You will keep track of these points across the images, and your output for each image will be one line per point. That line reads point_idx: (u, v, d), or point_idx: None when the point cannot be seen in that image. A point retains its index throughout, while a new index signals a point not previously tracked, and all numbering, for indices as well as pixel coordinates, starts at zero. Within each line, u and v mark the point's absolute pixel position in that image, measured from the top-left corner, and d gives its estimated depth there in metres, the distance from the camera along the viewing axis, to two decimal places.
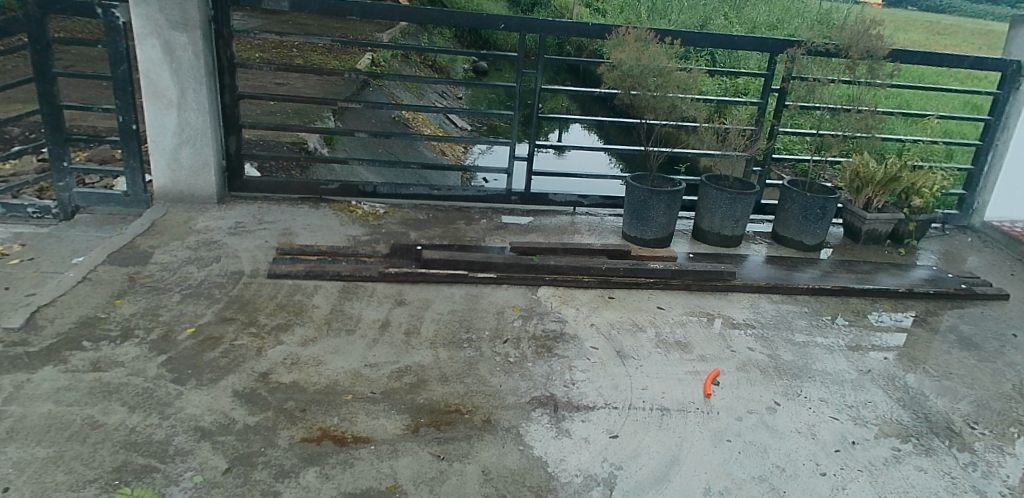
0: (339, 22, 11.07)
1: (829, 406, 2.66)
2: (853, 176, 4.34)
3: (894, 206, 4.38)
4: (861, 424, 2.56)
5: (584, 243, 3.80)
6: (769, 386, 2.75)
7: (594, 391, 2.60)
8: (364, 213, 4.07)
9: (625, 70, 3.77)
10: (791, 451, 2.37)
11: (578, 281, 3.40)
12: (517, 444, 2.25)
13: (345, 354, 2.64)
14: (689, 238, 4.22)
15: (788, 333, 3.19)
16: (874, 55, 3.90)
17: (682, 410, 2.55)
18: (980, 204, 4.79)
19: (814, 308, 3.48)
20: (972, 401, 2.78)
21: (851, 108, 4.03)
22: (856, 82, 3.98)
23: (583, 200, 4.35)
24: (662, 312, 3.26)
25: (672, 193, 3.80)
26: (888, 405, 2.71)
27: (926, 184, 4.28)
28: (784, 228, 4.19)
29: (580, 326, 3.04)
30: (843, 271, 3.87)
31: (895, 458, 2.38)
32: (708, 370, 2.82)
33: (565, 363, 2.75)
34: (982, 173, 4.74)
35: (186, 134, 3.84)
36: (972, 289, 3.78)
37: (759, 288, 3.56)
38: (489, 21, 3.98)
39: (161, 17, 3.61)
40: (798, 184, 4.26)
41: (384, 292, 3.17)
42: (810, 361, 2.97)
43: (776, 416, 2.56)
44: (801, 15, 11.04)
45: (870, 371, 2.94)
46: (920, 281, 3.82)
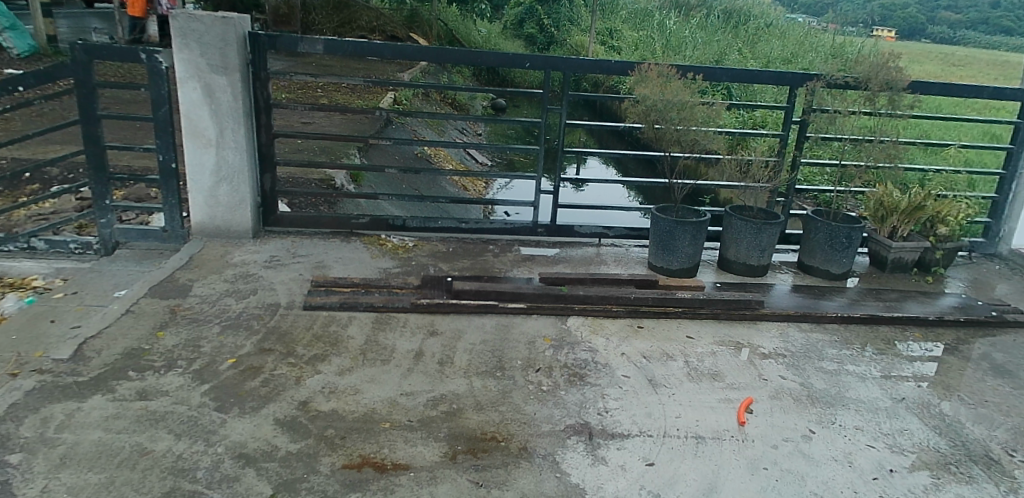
0: (364, 63, 11.44)
1: (864, 434, 2.68)
2: (877, 205, 4.33)
3: (920, 234, 4.37)
4: (899, 452, 2.57)
5: (612, 274, 3.83)
6: (803, 414, 2.76)
7: (627, 419, 2.61)
8: (394, 246, 4.15)
9: (648, 105, 3.84)
10: (828, 479, 2.39)
11: (607, 310, 3.42)
12: (553, 472, 2.27)
13: (380, 384, 2.69)
14: (714, 268, 4.23)
15: (819, 361, 3.19)
16: (894, 87, 3.95)
17: (716, 438, 2.56)
18: (1006, 232, 4.79)
19: (844, 337, 3.47)
20: (1009, 428, 2.78)
21: (873, 139, 4.09)
22: (877, 113, 4.04)
23: (608, 231, 4.36)
24: (691, 341, 3.27)
25: (697, 224, 3.82)
26: (925, 433, 2.70)
27: (951, 212, 4.29)
28: (810, 257, 4.21)
29: (611, 356, 3.05)
30: (871, 300, 3.88)
31: (934, 486, 2.39)
32: (740, 398, 2.83)
33: (597, 391, 2.77)
34: (1006, 202, 4.74)
35: (223, 172, 3.97)
36: (1004, 315, 3.80)
37: (788, 317, 3.57)
38: (515, 59, 4.11)
39: (203, 61, 3.79)
40: (822, 214, 4.27)
41: (416, 322, 3.22)
42: (843, 389, 2.97)
43: (811, 444, 2.58)
44: (815, 49, 11.22)
45: (904, 399, 2.93)
46: (950, 309, 3.83)
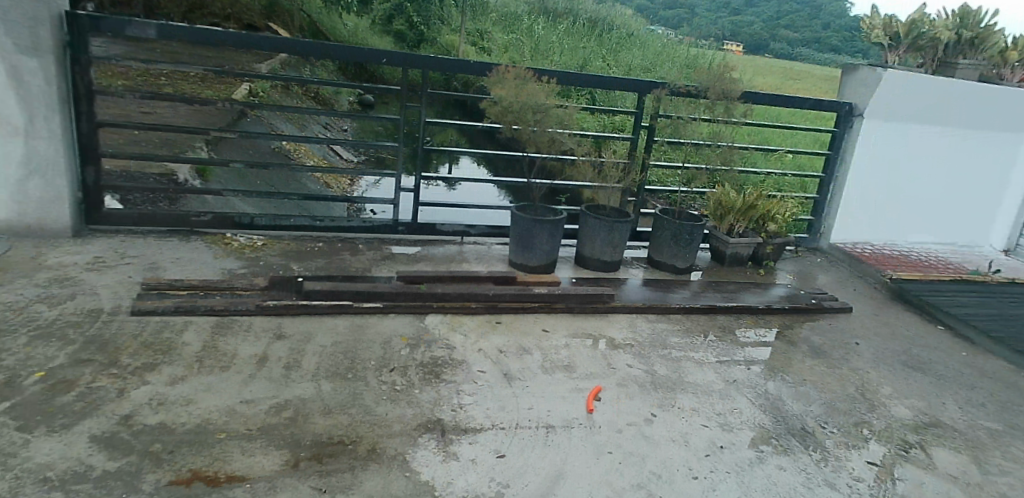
0: (217, 51, 10.69)
1: (700, 415, 2.93)
2: (717, 205, 4.69)
3: (754, 230, 4.75)
4: (729, 430, 2.86)
5: (471, 271, 3.84)
6: (646, 400, 2.95)
7: (481, 414, 2.62)
8: (240, 245, 3.91)
9: (506, 106, 3.89)
10: (666, 459, 2.59)
11: (465, 307, 3.43)
12: (403, 471, 2.23)
13: (218, 392, 2.51)
14: (572, 264, 4.38)
15: (663, 350, 3.41)
16: (730, 96, 4.29)
17: (566, 427, 2.65)
18: (826, 228, 5.46)
19: (686, 326, 3.73)
20: (823, 403, 3.24)
21: (712, 145, 4.45)
22: (716, 120, 4.37)
23: (470, 229, 4.39)
24: (546, 334, 3.35)
25: (554, 223, 3.93)
26: (751, 411, 3.04)
27: (779, 211, 4.71)
28: (658, 253, 4.47)
29: (468, 352, 3.06)
30: (711, 291, 4.20)
31: (759, 458, 2.72)
32: (590, 387, 2.95)
33: (452, 388, 2.76)
34: (826, 201, 5.42)
35: (34, 163, 3.54)
36: (822, 303, 4.31)
37: (637, 309, 3.77)
38: (372, 55, 4.04)
39: (6, 40, 3.35)
40: (669, 212, 4.55)
41: (262, 326, 3.04)
42: (683, 374, 3.21)
43: (652, 427, 2.76)
44: (671, 59, 12.03)
45: (736, 380, 3.26)
46: (776, 298, 4.26)
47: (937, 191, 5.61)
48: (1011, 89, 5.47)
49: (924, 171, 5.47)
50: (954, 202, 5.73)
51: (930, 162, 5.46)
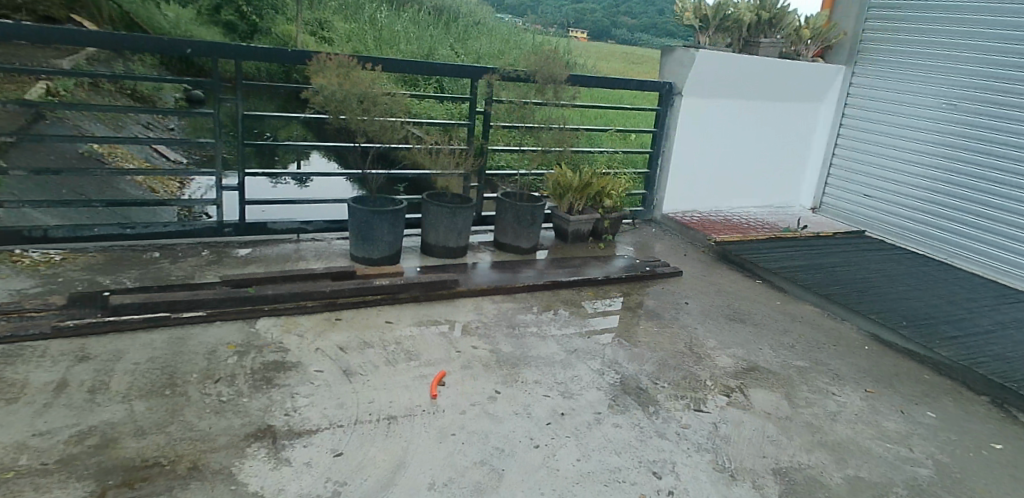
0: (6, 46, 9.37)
1: (542, 386, 3.03)
2: (556, 184, 4.85)
3: (592, 206, 5.00)
4: (569, 397, 3.00)
5: (308, 269, 3.69)
6: (490, 378, 3.00)
7: (318, 414, 2.54)
8: (33, 263, 3.48)
9: (329, 95, 3.76)
10: (509, 432, 2.65)
11: (300, 307, 3.29)
12: (228, 485, 2.11)
13: (2, 429, 2.22)
14: (417, 253, 4.35)
15: (506, 329, 3.50)
16: (557, 80, 4.44)
17: (408, 415, 2.63)
18: (658, 201, 5.88)
19: (529, 304, 3.86)
20: (655, 362, 3.50)
21: (542, 127, 4.58)
22: (547, 104, 4.51)
23: (306, 226, 4.22)
24: (389, 325, 3.31)
25: (394, 212, 3.87)
26: (589, 377, 3.21)
27: (614, 188, 4.99)
28: (503, 235, 4.55)
29: (304, 352, 2.94)
30: (555, 268, 4.36)
31: (597, 420, 2.88)
32: (434, 372, 2.95)
33: (286, 392, 2.64)
34: (656, 176, 5.83)
35: None
36: (655, 270, 4.64)
37: (482, 292, 3.83)
38: (174, 45, 3.72)
39: None
40: (511, 196, 4.64)
41: (61, 350, 2.73)
42: (526, 350, 3.32)
43: (496, 403, 2.82)
44: (516, 46, 12.27)
45: (576, 350, 3.43)
46: (615, 270, 4.52)
47: (750, 159, 6.23)
48: (804, 64, 6.12)
49: (738, 142, 6.05)
50: (766, 166, 6.41)
51: (743, 132, 6.04)
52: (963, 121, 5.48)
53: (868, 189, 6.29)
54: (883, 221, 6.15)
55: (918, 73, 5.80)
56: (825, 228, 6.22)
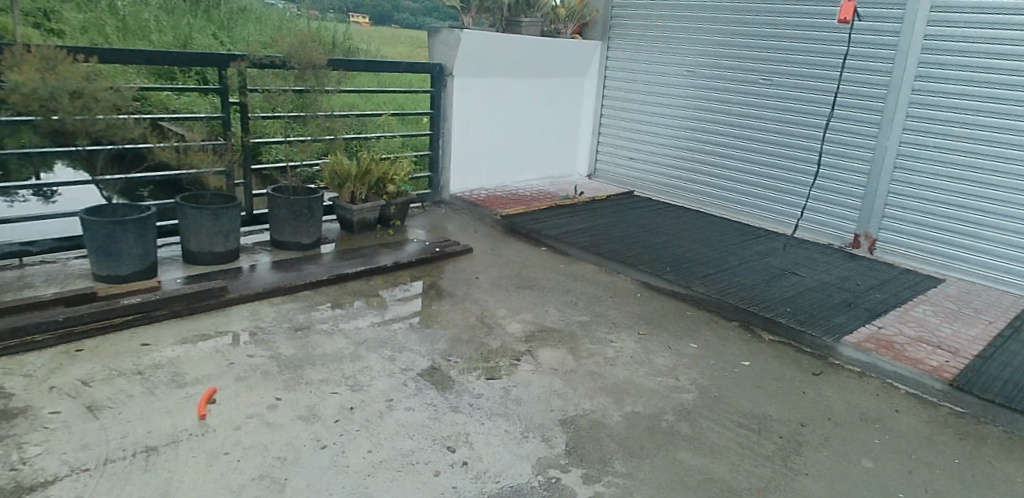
0: None
1: (328, 384, 2.94)
2: (333, 174, 4.78)
3: (376, 193, 4.92)
4: (358, 390, 2.94)
5: (38, 297, 3.21)
6: (269, 386, 2.85)
7: (55, 462, 2.22)
8: None
9: (28, 93, 3.23)
10: (291, 438, 2.53)
11: (26, 343, 2.87)
12: None
13: None
14: (181, 262, 3.96)
15: (288, 331, 3.35)
16: (315, 66, 4.29)
17: (171, 442, 2.40)
18: (445, 183, 6.11)
19: (313, 301, 3.72)
20: (448, 340, 3.56)
21: (308, 115, 4.37)
22: (310, 91, 4.33)
23: (31, 247, 3.65)
24: (147, 348, 3.00)
25: (139, 220, 3.47)
26: (380, 365, 3.17)
27: (395, 172, 4.96)
28: (280, 233, 4.31)
29: (35, 395, 2.56)
30: (342, 260, 4.24)
31: (389, 408, 2.85)
32: (202, 391, 2.73)
33: (11, 444, 2.28)
34: (440, 158, 6.04)
35: None
36: (445, 249, 4.71)
37: (259, 295, 3.61)
38: None
39: None
40: (284, 190, 4.40)
41: None
42: (310, 349, 3.20)
43: (275, 411, 2.67)
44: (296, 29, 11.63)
45: (365, 341, 3.38)
46: (406, 254, 4.51)
47: (526, 133, 6.66)
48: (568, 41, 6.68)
49: (514, 116, 6.46)
50: (542, 138, 6.89)
51: (517, 107, 6.46)
52: (702, 85, 6.39)
53: (634, 151, 7.08)
54: (650, 180, 6.99)
55: (666, 49, 6.60)
56: (600, 193, 6.77)
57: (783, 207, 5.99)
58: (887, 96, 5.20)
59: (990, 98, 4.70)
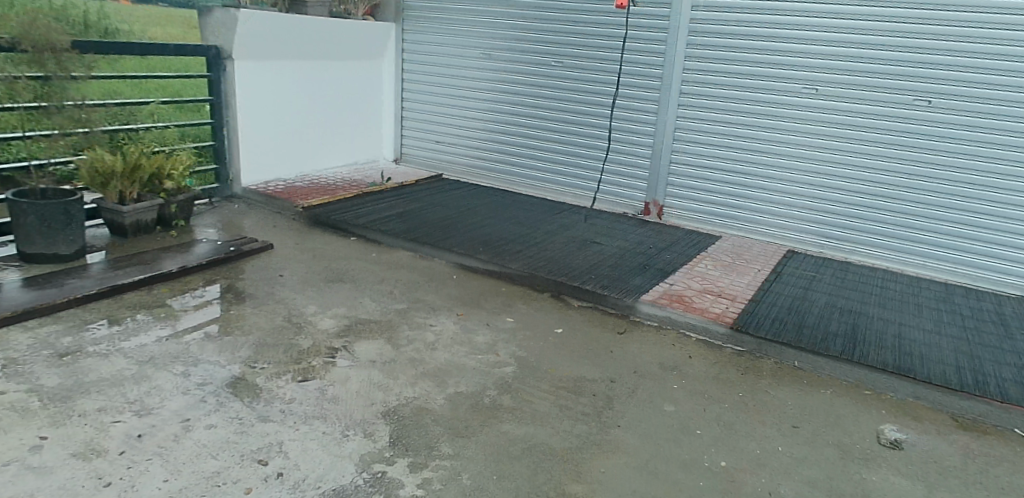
0: None
1: (107, 413, 2.86)
2: (93, 173, 4.65)
3: (152, 192, 5.04)
4: (145, 415, 2.88)
5: None
6: (33, 423, 2.74)
7: None
8: None
9: None
10: (64, 479, 2.45)
11: None
12: None
13: None
14: None
15: (53, 360, 3.21)
16: (53, 51, 4.21)
17: None
18: (235, 175, 6.55)
19: (80, 321, 3.62)
20: (251, 346, 3.57)
21: (52, 105, 4.31)
22: (50, 78, 4.25)
23: None
24: None
25: None
26: (171, 384, 3.14)
27: (170, 167, 5.10)
28: (32, 244, 4.22)
29: None
30: (120, 271, 4.18)
31: (185, 429, 2.82)
32: None
33: None
34: (227, 149, 6.46)
35: None
36: (240, 249, 4.79)
37: (13, 317, 3.50)
38: None
39: None
40: (32, 194, 4.32)
41: None
42: (83, 375, 3.12)
43: (42, 453, 2.57)
44: None
45: (150, 358, 3.33)
46: (195, 257, 4.54)
47: (315, 118, 7.24)
48: (350, 23, 7.29)
49: (301, 100, 7.02)
50: (331, 124, 7.49)
51: (302, 92, 7.02)
52: (511, 84, 7.35)
53: (458, 142, 7.88)
54: (465, 156, 7.87)
55: (476, 35, 7.44)
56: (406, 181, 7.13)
57: (580, 172, 7.14)
58: (660, 91, 6.50)
59: (733, 92, 6.18)
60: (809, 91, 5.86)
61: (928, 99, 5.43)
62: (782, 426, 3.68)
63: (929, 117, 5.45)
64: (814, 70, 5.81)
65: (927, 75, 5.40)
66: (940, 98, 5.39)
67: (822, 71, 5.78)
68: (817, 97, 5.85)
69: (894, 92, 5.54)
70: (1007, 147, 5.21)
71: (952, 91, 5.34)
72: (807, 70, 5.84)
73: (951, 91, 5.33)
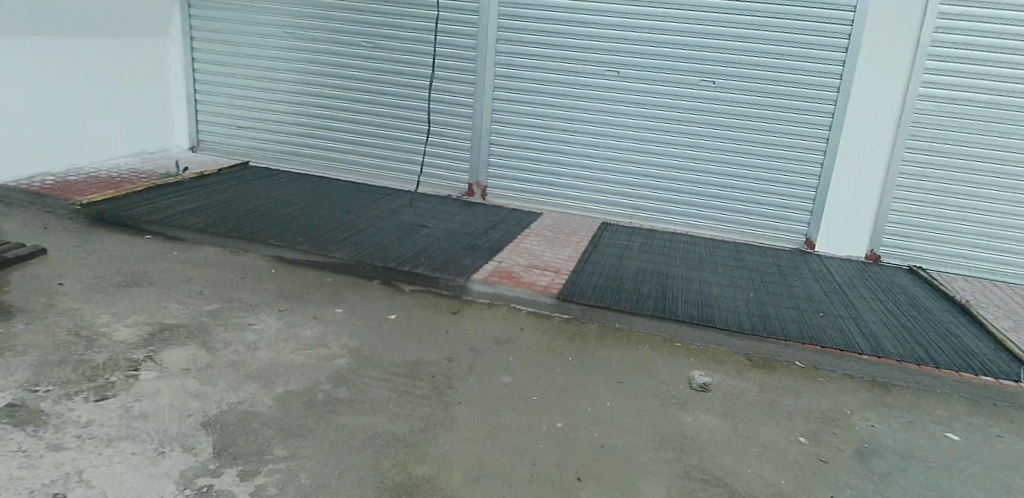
0: None
1: None
2: None
3: None
4: None
5: None
6: None
7: None
8: None
9: None
10: None
11: None
12: None
13: None
14: None
15: None
16: None
17: None
18: None
19: None
20: (29, 366, 3.27)
21: None
22: None
23: None
24: None
25: None
26: None
27: None
28: None
29: None
30: None
31: None
32: None
33: None
34: None
35: None
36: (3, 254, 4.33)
37: None
38: None
39: None
40: None
41: None
42: None
43: None
44: None
45: None
46: None
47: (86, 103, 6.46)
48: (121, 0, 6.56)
49: (67, 84, 6.22)
50: (107, 111, 6.71)
51: (67, 75, 6.20)
52: (320, 63, 7.01)
53: (269, 130, 7.37)
54: (278, 144, 7.38)
55: (279, 13, 7.00)
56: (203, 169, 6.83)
57: (404, 154, 7.01)
58: (476, 73, 6.60)
59: (545, 74, 6.49)
60: (610, 73, 6.35)
61: (712, 80, 6.17)
62: (610, 384, 3.96)
63: (712, 95, 6.20)
64: (613, 53, 6.30)
65: (707, 58, 6.13)
66: (720, 79, 6.15)
67: (621, 54, 6.29)
68: (618, 79, 6.35)
69: (682, 74, 6.22)
70: (771, 120, 6.14)
71: (728, 73, 6.13)
72: (607, 53, 6.31)
73: (728, 73, 6.12)
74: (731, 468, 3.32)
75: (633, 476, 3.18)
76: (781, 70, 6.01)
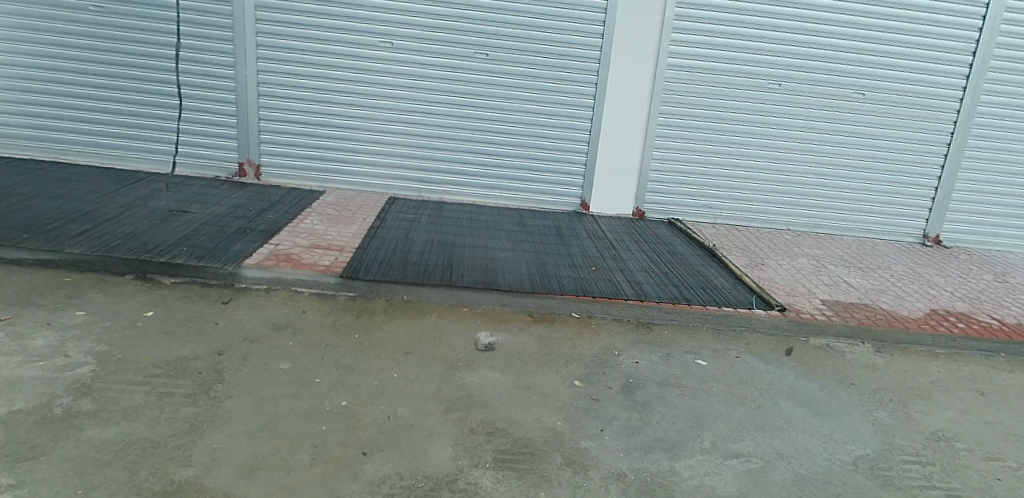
0: None
1: None
2: None
3: None
4: None
5: None
6: None
7: None
8: None
9: None
10: None
11: None
12: None
13: None
14: None
15: None
16: None
17: None
18: None
19: None
20: None
21: None
22: None
23: None
24: None
25: None
26: None
27: None
28: None
29: None
30: None
31: None
32: None
33: None
34: None
35: None
36: None
37: None
38: None
39: None
40: None
41: None
42: None
43: None
44: None
45: None
46: None
47: None
48: None
49: None
50: None
51: None
52: (36, 31, 6.02)
53: None
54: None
55: None
56: None
57: (157, 133, 6.31)
58: (235, 43, 6.10)
59: (316, 45, 6.20)
60: (384, 45, 6.24)
61: (485, 52, 6.34)
62: (396, 355, 3.95)
63: (486, 67, 6.38)
64: (385, 24, 6.19)
65: (477, 30, 6.27)
66: (490, 50, 6.34)
67: (392, 25, 6.20)
68: (393, 50, 6.27)
69: (455, 45, 6.30)
70: (541, 90, 6.47)
71: (497, 45, 6.33)
72: (378, 24, 6.19)
73: (498, 45, 6.32)
74: (513, 418, 3.50)
75: (419, 441, 3.20)
76: (546, 42, 6.36)
